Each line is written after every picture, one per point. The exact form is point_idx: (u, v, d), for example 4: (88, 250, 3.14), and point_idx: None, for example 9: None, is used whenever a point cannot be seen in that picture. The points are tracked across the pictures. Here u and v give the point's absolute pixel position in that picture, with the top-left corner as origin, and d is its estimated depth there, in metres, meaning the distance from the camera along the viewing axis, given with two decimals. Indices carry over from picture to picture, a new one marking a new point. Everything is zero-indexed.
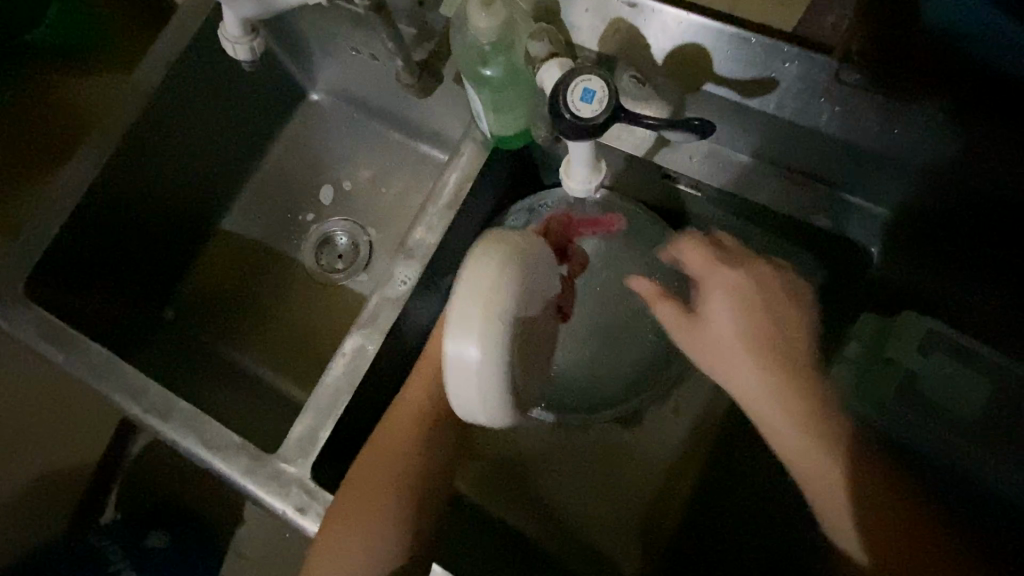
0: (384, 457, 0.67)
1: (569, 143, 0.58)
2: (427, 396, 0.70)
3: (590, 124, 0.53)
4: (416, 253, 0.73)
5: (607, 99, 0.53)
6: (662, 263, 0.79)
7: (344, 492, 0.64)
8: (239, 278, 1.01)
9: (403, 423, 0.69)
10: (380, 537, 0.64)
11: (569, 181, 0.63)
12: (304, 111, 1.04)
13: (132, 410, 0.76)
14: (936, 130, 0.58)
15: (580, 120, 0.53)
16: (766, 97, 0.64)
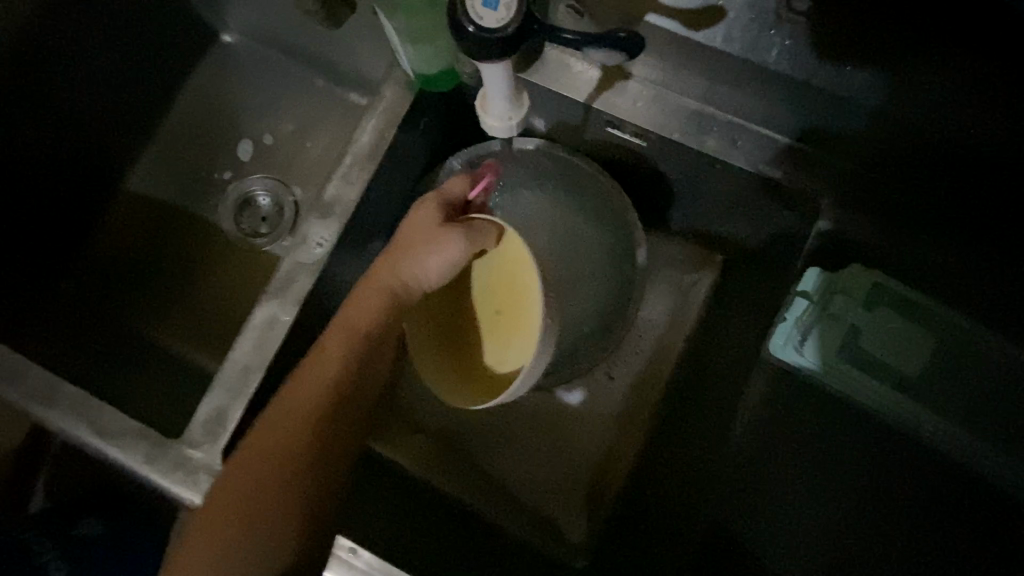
0: (282, 422, 0.54)
1: (484, 73, 0.51)
2: (348, 353, 0.56)
3: (500, 34, 0.45)
4: (334, 211, 0.62)
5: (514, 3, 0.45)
6: (616, 221, 0.72)
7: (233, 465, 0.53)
8: (148, 242, 0.88)
9: (310, 386, 0.55)
10: (269, 525, 0.51)
11: (489, 118, 0.57)
12: (216, 55, 0.91)
13: (9, 395, 0.62)
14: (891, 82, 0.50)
15: (484, 31, 0.45)
16: (711, 29, 0.55)
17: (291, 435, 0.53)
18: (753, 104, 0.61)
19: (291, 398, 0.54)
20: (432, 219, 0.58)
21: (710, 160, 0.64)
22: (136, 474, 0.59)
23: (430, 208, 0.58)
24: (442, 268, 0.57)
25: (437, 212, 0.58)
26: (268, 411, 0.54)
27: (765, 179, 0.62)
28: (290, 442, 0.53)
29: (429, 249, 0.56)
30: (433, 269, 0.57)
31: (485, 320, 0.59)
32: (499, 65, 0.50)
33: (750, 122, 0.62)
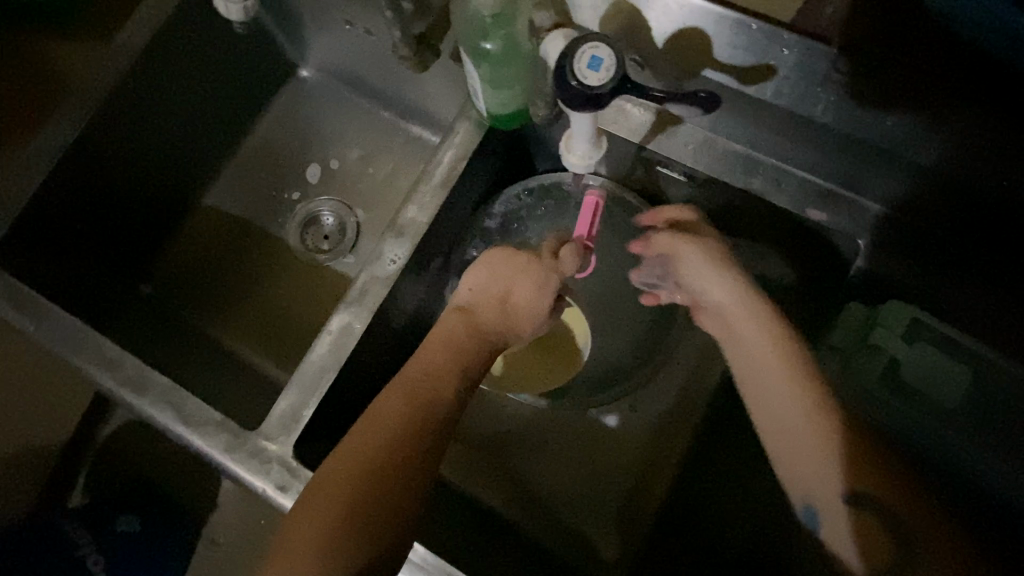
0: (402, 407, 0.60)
1: (572, 118, 0.58)
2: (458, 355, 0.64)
3: (597, 93, 0.52)
4: (407, 232, 0.69)
5: (613, 68, 0.52)
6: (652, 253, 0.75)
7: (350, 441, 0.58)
8: (225, 253, 0.96)
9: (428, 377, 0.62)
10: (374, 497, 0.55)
11: (570, 155, 0.63)
12: (294, 87, 1.00)
13: (105, 383, 0.69)
14: (920, 129, 0.55)
15: (585, 89, 0.52)
16: (762, 85, 0.60)
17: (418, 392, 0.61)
18: (799, 150, 0.66)
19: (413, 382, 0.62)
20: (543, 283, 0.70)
21: (755, 199, 0.70)
22: (215, 462, 0.65)
23: (537, 277, 0.70)
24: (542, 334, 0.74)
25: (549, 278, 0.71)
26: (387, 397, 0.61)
27: (812, 221, 0.68)
28: (400, 428, 0.58)
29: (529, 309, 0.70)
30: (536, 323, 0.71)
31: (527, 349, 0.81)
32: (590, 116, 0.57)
33: (796, 167, 0.68)
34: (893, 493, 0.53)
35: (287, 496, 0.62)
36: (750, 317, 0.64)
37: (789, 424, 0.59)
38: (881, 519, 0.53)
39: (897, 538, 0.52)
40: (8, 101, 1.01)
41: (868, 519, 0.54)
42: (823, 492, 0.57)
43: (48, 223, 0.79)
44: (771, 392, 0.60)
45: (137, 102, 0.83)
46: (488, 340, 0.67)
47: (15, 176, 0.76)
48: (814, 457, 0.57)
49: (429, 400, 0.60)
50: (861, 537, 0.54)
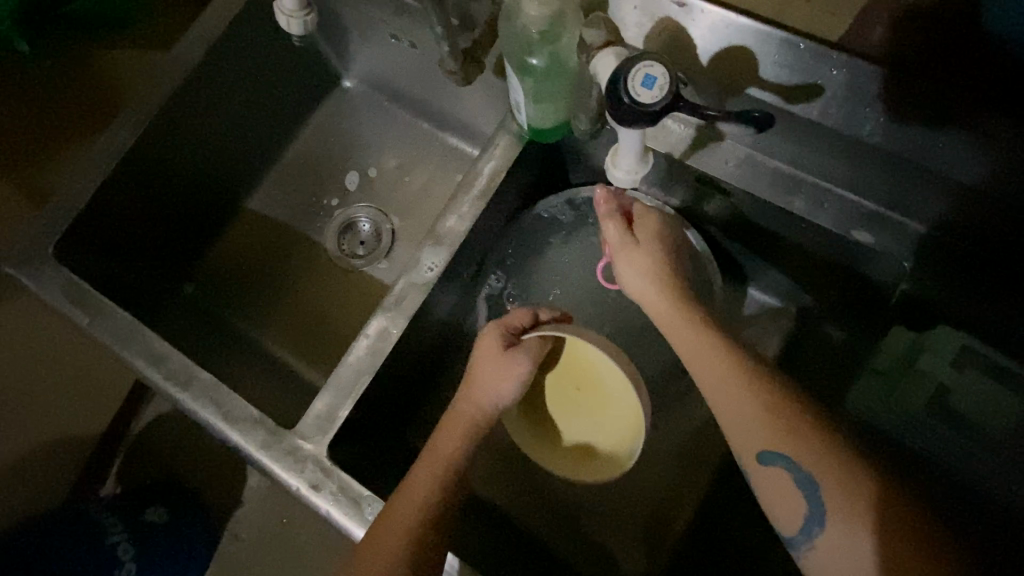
0: (457, 421, 0.64)
1: (621, 133, 0.58)
2: (499, 370, 0.63)
3: (648, 110, 0.52)
4: (445, 241, 0.70)
5: (668, 86, 0.52)
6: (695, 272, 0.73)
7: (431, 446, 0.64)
8: (264, 255, 0.99)
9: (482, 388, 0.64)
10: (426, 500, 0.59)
11: (615, 170, 0.63)
12: (337, 97, 1.04)
13: (151, 376, 0.71)
14: (977, 147, 0.54)
15: (637, 104, 0.53)
16: (809, 103, 0.60)
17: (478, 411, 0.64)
18: (844, 170, 0.65)
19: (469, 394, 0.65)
20: (491, 348, 0.64)
21: (793, 217, 0.68)
22: (251, 459, 0.66)
23: (484, 346, 0.65)
24: (513, 385, 0.64)
25: (497, 340, 0.65)
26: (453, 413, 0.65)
27: (857, 243, 0.65)
28: (466, 439, 0.63)
29: (486, 373, 0.64)
30: (499, 391, 0.64)
31: (559, 392, 0.68)
32: (637, 132, 0.57)
33: (837, 187, 0.66)
34: (803, 448, 0.53)
35: (319, 495, 0.63)
36: (667, 299, 0.64)
37: (720, 395, 0.57)
38: (793, 472, 0.53)
39: (811, 487, 0.52)
40: (72, 110, 1.07)
41: (783, 472, 0.53)
42: (745, 452, 0.55)
43: (104, 224, 0.83)
44: (695, 362, 0.60)
45: (193, 110, 0.87)
46: (468, 413, 0.64)
47: (77, 178, 0.79)
48: (742, 425, 0.56)
49: (475, 423, 0.64)
50: (780, 490, 0.54)
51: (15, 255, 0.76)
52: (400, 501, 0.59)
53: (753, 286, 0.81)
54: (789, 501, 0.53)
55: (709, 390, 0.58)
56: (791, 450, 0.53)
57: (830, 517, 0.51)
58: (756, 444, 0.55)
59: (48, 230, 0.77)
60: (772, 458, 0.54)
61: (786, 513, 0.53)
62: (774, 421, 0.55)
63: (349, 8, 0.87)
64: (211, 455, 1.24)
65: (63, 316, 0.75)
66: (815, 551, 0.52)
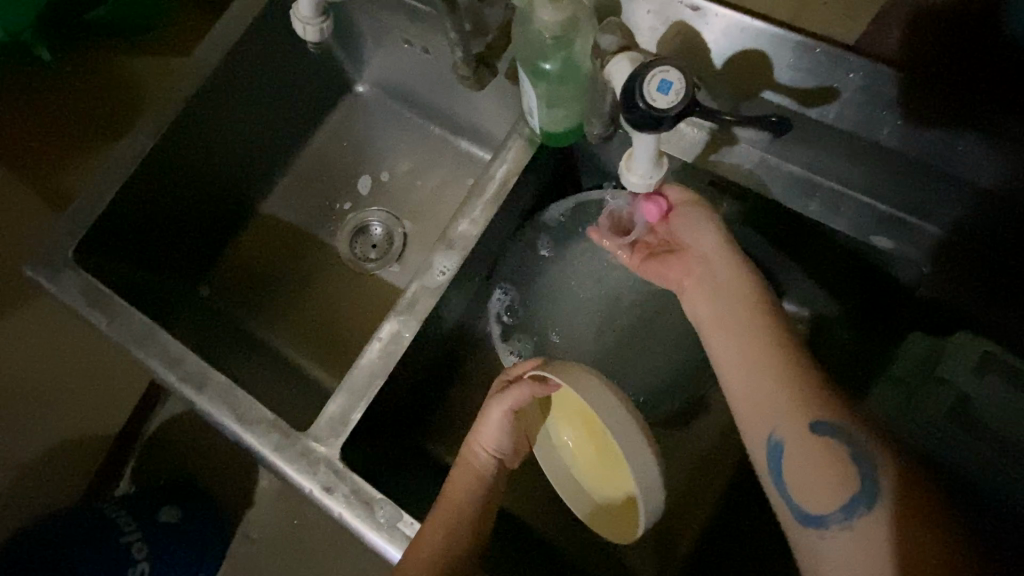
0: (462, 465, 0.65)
1: (635, 137, 0.58)
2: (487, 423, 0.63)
3: (664, 115, 0.52)
4: (457, 244, 0.70)
5: (684, 91, 0.52)
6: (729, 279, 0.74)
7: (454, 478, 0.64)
8: (278, 259, 1.00)
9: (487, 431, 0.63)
10: (455, 527, 0.60)
11: (630, 175, 0.63)
12: (350, 102, 1.05)
13: (167, 378, 0.72)
14: (1000, 150, 0.53)
15: (653, 110, 0.52)
16: (825, 107, 0.59)
17: (478, 454, 0.64)
18: (860, 175, 0.64)
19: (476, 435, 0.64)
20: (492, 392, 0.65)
21: (808, 220, 0.67)
22: (266, 461, 0.67)
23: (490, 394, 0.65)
24: (498, 431, 0.64)
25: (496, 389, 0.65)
26: (464, 452, 0.65)
27: (875, 248, 0.64)
28: (476, 481, 0.64)
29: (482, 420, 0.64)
30: (487, 437, 0.64)
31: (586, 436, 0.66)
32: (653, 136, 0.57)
33: (854, 191, 0.64)
34: (854, 422, 0.54)
35: (332, 498, 0.63)
36: (722, 266, 0.63)
37: (753, 381, 0.58)
38: (846, 446, 0.53)
39: (864, 463, 0.52)
40: (88, 117, 1.09)
41: (834, 445, 0.53)
42: (788, 428, 0.55)
43: (121, 228, 0.85)
44: (722, 343, 0.61)
45: (209, 116, 0.88)
46: (474, 464, 0.64)
47: (97, 183, 0.81)
48: (779, 402, 0.56)
49: (481, 462, 0.64)
50: (826, 470, 0.53)
51: (37, 258, 0.77)
52: (428, 529, 0.60)
53: (788, 299, 0.77)
54: (834, 479, 0.52)
55: (745, 367, 0.59)
56: (841, 422, 0.54)
57: (882, 495, 0.50)
58: (814, 412, 0.54)
59: (68, 234, 0.79)
60: (826, 429, 0.54)
61: (829, 491, 0.52)
62: (811, 396, 0.55)
63: (363, 14, 0.88)
64: (225, 457, 1.28)
65: (82, 318, 0.76)
66: (853, 532, 0.50)
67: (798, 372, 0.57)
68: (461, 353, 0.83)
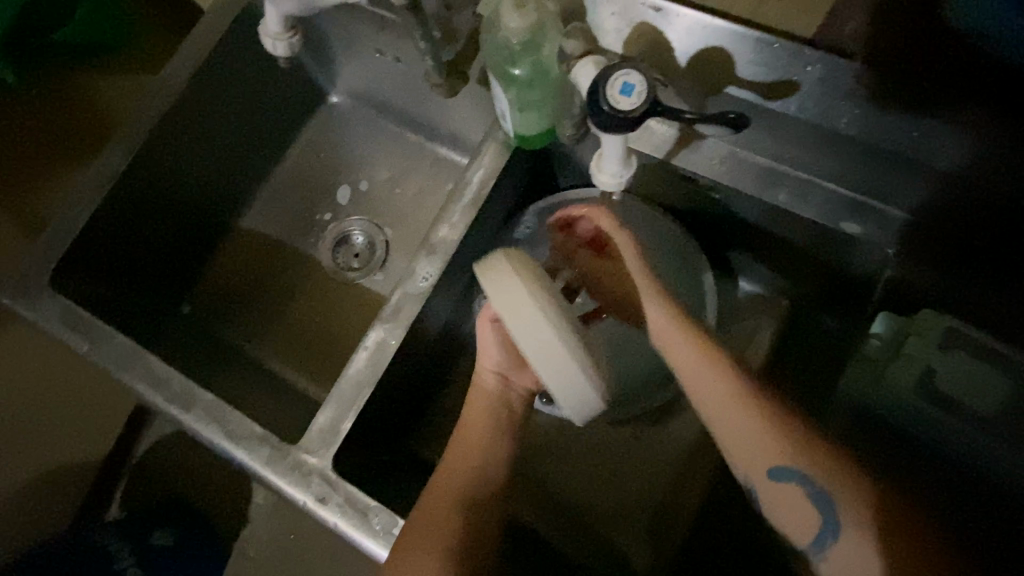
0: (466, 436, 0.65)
1: (603, 137, 0.59)
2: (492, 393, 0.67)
3: (628, 116, 0.54)
4: (438, 250, 0.71)
5: (646, 92, 0.54)
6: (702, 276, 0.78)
7: (455, 447, 0.65)
8: (262, 274, 1.00)
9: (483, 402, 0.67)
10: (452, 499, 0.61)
11: (601, 174, 0.64)
12: (325, 112, 1.05)
13: (153, 399, 0.72)
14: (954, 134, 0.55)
15: (618, 112, 0.54)
16: (787, 100, 0.61)
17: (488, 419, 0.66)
18: (825, 164, 0.66)
19: (478, 405, 0.66)
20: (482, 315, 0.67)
21: (778, 210, 0.69)
22: (258, 475, 0.67)
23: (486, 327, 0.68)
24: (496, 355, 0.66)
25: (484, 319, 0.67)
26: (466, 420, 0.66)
27: (845, 234, 0.67)
28: (482, 448, 0.65)
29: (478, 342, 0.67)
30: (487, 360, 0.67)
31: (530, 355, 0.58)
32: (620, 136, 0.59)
33: (821, 179, 0.68)
34: (816, 465, 0.54)
35: (326, 509, 0.63)
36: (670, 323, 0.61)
37: (720, 410, 0.57)
38: (807, 488, 0.54)
39: (826, 504, 0.53)
40: (61, 138, 1.07)
41: (795, 486, 0.54)
42: (754, 468, 0.56)
43: (98, 251, 0.84)
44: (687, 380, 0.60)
45: (182, 133, 0.88)
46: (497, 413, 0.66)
47: (70, 207, 0.80)
48: (748, 440, 0.56)
49: (486, 426, 0.65)
50: (795, 505, 0.54)
51: (12, 286, 0.76)
52: (429, 499, 0.62)
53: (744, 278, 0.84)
54: (803, 515, 0.54)
55: (712, 407, 0.58)
56: (806, 467, 0.54)
57: (846, 529, 0.52)
58: (770, 458, 0.55)
59: (42, 260, 0.78)
60: (783, 474, 0.55)
61: (799, 527, 0.55)
62: (783, 435, 0.55)
63: (332, 24, 0.88)
64: (218, 475, 1.27)
65: (63, 344, 0.75)
66: (828, 561, 0.53)
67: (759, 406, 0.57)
68: (450, 357, 0.83)
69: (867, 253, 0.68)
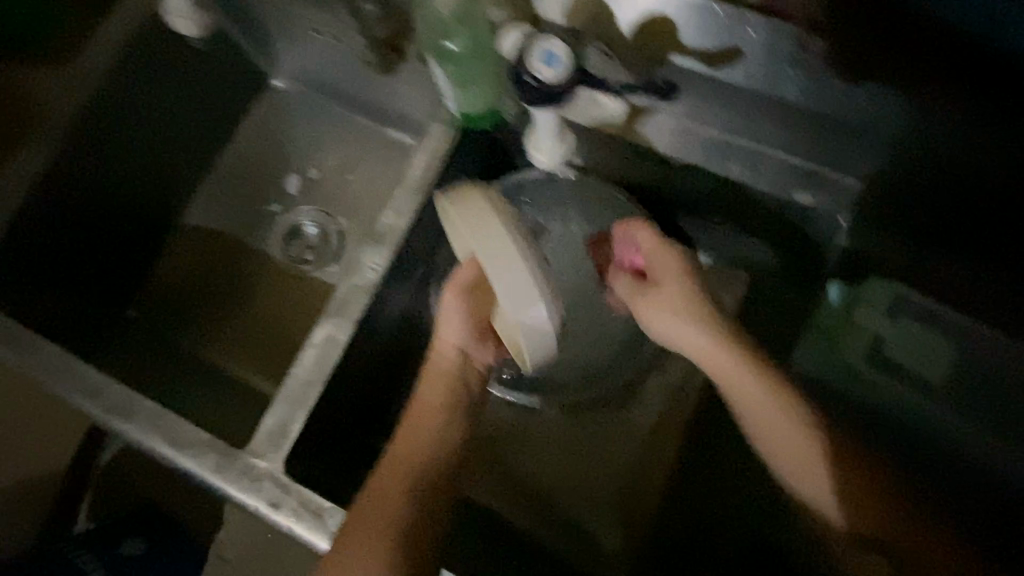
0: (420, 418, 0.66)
1: (535, 114, 0.64)
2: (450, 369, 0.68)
3: (551, 87, 0.54)
4: (385, 239, 0.68)
5: (568, 62, 0.54)
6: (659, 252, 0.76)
7: (407, 430, 0.66)
8: (211, 272, 0.95)
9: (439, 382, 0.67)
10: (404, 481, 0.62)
11: (537, 152, 0.69)
12: (268, 99, 0.99)
13: (90, 411, 0.68)
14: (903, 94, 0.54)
15: (541, 84, 0.54)
16: (732, 67, 0.60)
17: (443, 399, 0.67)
18: (776, 133, 0.65)
19: (431, 386, 0.67)
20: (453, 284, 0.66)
21: (731, 183, 0.68)
22: (207, 484, 0.64)
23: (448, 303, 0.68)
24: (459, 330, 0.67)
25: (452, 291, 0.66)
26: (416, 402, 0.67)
27: (797, 204, 0.66)
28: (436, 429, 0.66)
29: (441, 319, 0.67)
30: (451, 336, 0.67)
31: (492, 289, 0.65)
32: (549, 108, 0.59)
33: (772, 149, 0.65)
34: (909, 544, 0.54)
35: (279, 513, 0.61)
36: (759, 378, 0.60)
37: (811, 470, 0.58)
38: (894, 561, 0.55)
39: None
40: None
41: (885, 559, 0.56)
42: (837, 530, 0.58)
43: (23, 255, 0.78)
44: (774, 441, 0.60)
45: (108, 125, 0.82)
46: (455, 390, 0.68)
47: None
48: (825, 497, 0.58)
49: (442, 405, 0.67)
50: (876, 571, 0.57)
51: None
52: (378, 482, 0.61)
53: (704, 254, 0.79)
54: None
55: (790, 462, 0.59)
56: (890, 541, 0.55)
57: None
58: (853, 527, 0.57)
59: None
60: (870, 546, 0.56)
61: None
62: (874, 504, 0.56)
63: None
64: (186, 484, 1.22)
65: None
66: None
67: (844, 468, 0.57)
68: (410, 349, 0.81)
69: (821, 224, 0.67)
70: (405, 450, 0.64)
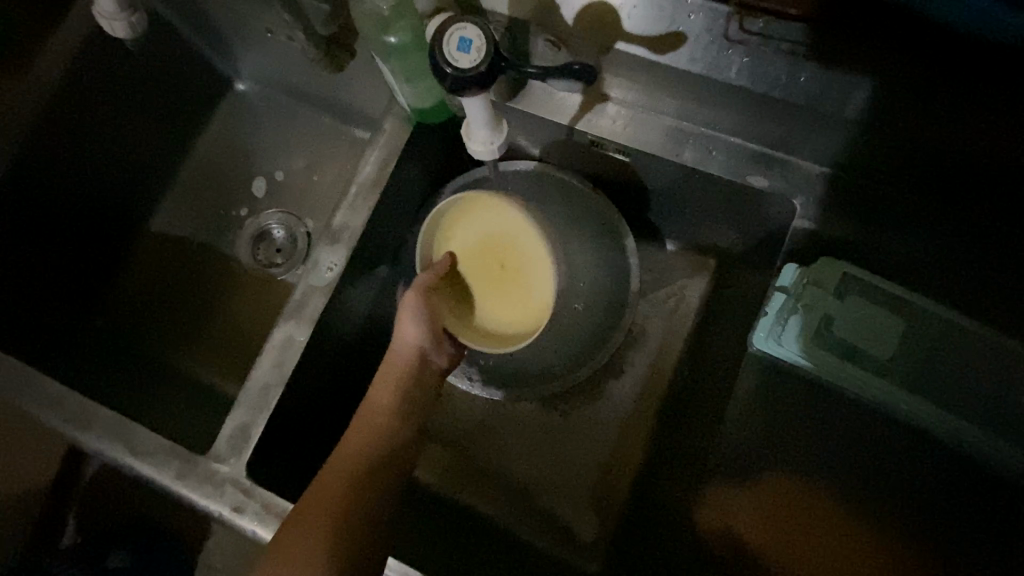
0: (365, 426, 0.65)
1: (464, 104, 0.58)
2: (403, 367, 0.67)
3: (470, 72, 0.53)
4: (342, 237, 0.68)
5: (483, 46, 0.53)
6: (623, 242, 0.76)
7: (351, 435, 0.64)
8: (179, 278, 0.94)
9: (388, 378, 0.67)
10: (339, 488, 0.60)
11: (473, 145, 0.62)
12: (232, 102, 0.98)
13: (50, 421, 0.67)
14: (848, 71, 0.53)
15: (461, 71, 0.53)
16: (677, 51, 0.59)
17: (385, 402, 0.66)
18: (727, 117, 0.65)
19: (380, 386, 0.67)
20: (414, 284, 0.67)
21: (687, 169, 0.68)
22: (169, 490, 0.63)
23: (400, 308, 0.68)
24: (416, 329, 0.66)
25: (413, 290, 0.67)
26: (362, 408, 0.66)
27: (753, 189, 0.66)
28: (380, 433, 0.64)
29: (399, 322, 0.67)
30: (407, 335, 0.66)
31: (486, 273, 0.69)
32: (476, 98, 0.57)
33: (725, 133, 0.66)
34: None
35: (242, 517, 0.61)
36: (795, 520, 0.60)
37: None
38: None
39: None
40: None
41: None
42: None
43: None
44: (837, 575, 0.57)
45: (65, 132, 0.81)
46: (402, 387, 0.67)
47: None
48: None
49: (387, 406, 0.66)
50: None
51: None
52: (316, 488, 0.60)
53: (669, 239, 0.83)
54: None
55: None
56: None
57: None
58: None
59: None
60: None
61: None
62: None
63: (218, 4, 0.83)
64: None
65: None
66: None
67: None
68: None
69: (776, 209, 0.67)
70: (343, 452, 0.62)
